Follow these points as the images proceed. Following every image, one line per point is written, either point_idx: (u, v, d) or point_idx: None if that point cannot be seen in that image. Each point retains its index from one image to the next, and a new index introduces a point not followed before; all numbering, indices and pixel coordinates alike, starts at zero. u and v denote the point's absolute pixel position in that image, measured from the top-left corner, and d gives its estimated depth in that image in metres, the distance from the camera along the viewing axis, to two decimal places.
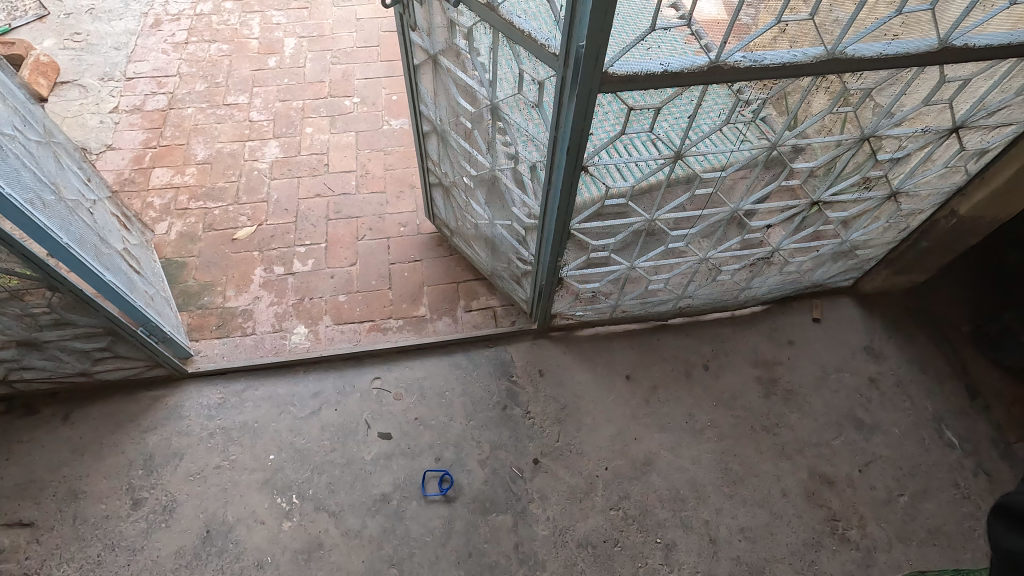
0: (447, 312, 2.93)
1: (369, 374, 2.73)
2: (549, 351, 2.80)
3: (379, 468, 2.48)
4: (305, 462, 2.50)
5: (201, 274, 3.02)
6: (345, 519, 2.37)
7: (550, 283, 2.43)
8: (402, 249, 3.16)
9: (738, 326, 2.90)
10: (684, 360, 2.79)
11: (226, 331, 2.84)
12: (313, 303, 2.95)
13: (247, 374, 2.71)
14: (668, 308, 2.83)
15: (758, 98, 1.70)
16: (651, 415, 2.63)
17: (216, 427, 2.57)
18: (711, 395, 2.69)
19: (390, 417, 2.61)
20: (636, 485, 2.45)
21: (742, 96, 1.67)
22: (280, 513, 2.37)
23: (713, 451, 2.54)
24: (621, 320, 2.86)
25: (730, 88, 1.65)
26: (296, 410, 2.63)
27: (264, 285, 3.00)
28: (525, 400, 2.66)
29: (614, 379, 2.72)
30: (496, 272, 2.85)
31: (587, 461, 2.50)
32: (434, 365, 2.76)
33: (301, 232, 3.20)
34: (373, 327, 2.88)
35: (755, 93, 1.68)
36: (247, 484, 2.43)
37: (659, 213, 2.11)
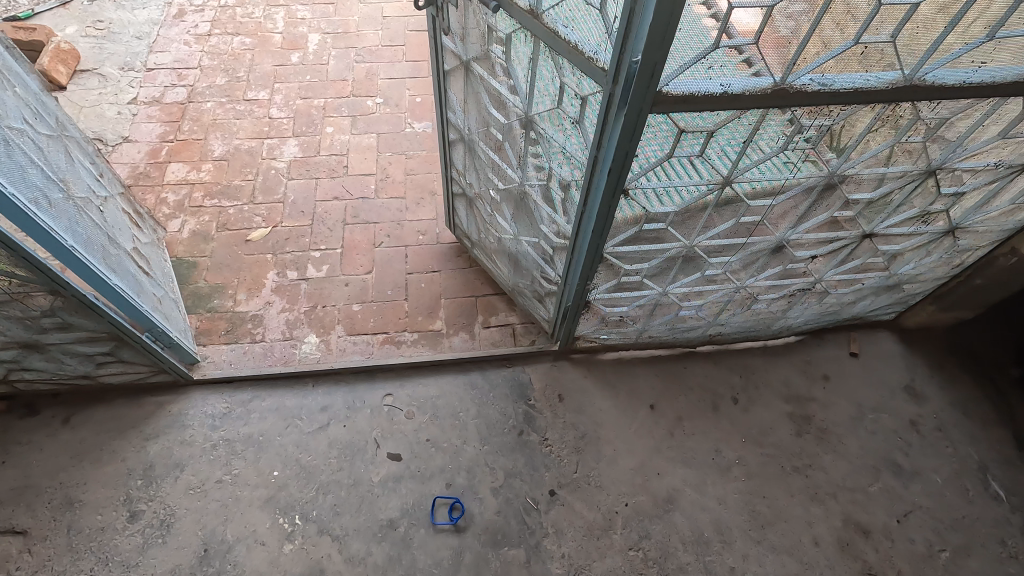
0: (464, 327, 2.81)
1: (380, 391, 2.62)
2: (569, 374, 2.67)
3: (387, 491, 2.37)
4: (311, 480, 2.39)
5: (212, 275, 2.92)
6: (349, 545, 2.25)
7: (577, 305, 2.30)
8: (420, 258, 3.04)
9: (770, 357, 2.74)
10: (712, 391, 2.64)
11: (234, 337, 2.74)
12: (326, 311, 2.84)
13: (253, 384, 2.61)
14: (697, 334, 2.68)
15: (822, 124, 1.55)
16: (674, 448, 2.48)
17: (220, 439, 2.46)
18: (740, 430, 2.54)
19: (401, 437, 2.50)
20: (658, 524, 2.31)
21: (805, 122, 1.53)
22: (281, 535, 2.26)
23: (740, 491, 2.39)
24: (646, 345, 2.72)
25: (793, 113, 1.51)
26: (304, 425, 2.52)
27: (276, 290, 2.90)
28: (542, 426, 2.53)
29: (637, 407, 2.58)
30: (517, 288, 2.72)
31: (606, 495, 2.36)
32: (448, 384, 2.64)
33: (317, 236, 3.09)
34: (386, 340, 2.76)
35: (819, 119, 1.53)
36: (249, 502, 2.33)
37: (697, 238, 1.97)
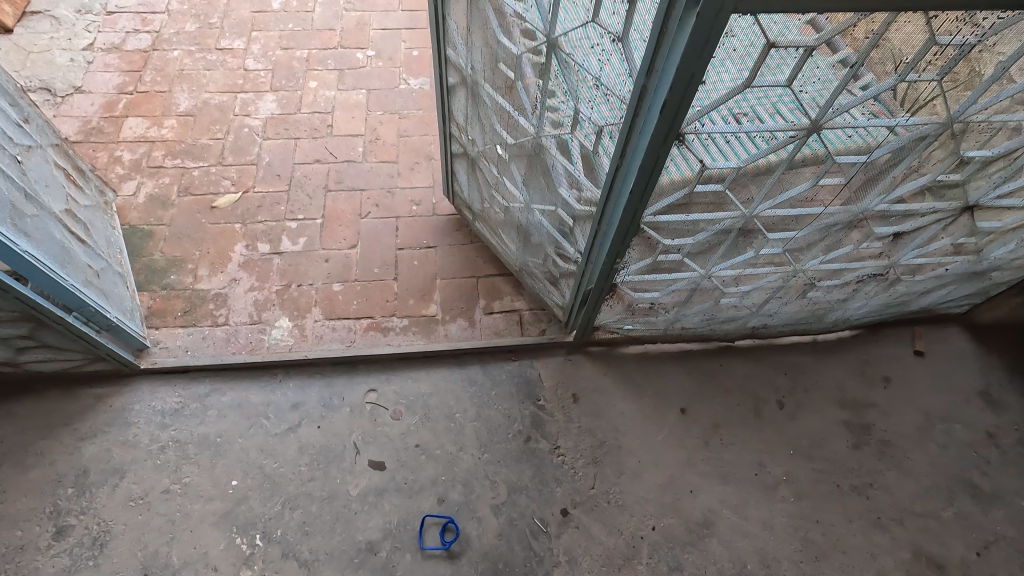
0: (463, 313, 2.40)
1: (363, 386, 2.22)
2: (585, 371, 2.27)
3: (367, 507, 1.98)
4: (276, 492, 1.99)
5: (170, 247, 2.50)
6: (319, 572, 1.87)
7: (600, 288, 1.89)
8: (413, 231, 2.62)
9: (821, 354, 2.33)
10: (754, 394, 2.24)
11: (192, 319, 2.33)
12: (302, 291, 2.43)
13: (212, 376, 2.21)
14: (736, 326, 2.27)
15: (961, 45, 1.13)
16: (710, 462, 2.09)
17: (169, 440, 2.06)
18: (787, 441, 2.15)
19: (385, 441, 2.11)
20: (692, 553, 1.93)
21: (940, 39, 1.10)
22: (238, 559, 1.88)
23: (788, 514, 2.01)
24: (676, 338, 2.31)
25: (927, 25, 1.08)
26: (270, 425, 2.12)
27: (244, 265, 2.48)
28: (553, 431, 2.13)
29: (665, 411, 2.19)
30: (526, 268, 2.31)
31: (628, 517, 1.98)
32: (442, 380, 2.24)
33: (293, 204, 2.67)
34: (371, 326, 2.36)
35: (959, 36, 1.11)
36: (200, 517, 1.94)
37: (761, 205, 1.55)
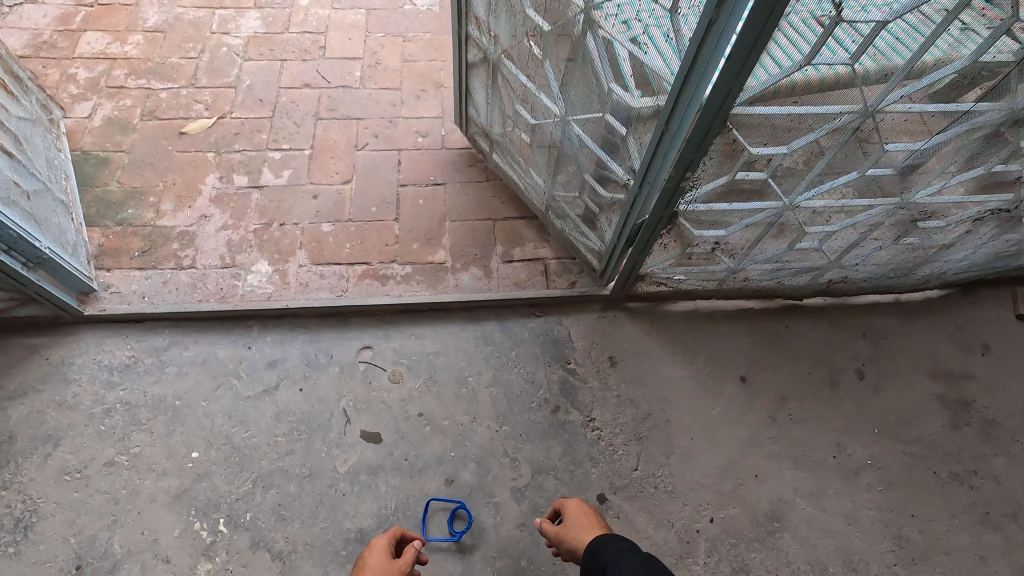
0: (477, 260, 2.01)
1: (355, 343, 1.83)
2: (624, 330, 1.88)
3: (358, 487, 1.60)
4: (246, 467, 1.62)
5: (128, 177, 2.10)
6: (297, 567, 1.50)
7: (657, 218, 1.49)
8: (418, 166, 2.22)
9: (905, 317, 1.95)
10: (827, 362, 1.86)
11: (152, 260, 1.94)
12: (284, 231, 2.03)
13: (173, 327, 1.82)
14: (809, 280, 1.88)
15: None
16: (778, 441, 1.71)
17: (116, 402, 1.68)
18: (870, 419, 1.76)
19: (382, 409, 1.72)
20: (759, 552, 1.55)
21: None
22: (195, 549, 1.50)
23: (876, 507, 1.63)
24: (734, 294, 1.92)
25: None
26: (241, 387, 1.74)
27: (216, 200, 2.08)
28: (586, 401, 1.75)
29: (721, 380, 1.80)
30: (556, 204, 1.91)
31: (680, 506, 1.60)
32: (452, 338, 1.85)
33: (277, 133, 2.26)
34: (367, 273, 1.96)
35: None
36: (151, 497, 1.56)
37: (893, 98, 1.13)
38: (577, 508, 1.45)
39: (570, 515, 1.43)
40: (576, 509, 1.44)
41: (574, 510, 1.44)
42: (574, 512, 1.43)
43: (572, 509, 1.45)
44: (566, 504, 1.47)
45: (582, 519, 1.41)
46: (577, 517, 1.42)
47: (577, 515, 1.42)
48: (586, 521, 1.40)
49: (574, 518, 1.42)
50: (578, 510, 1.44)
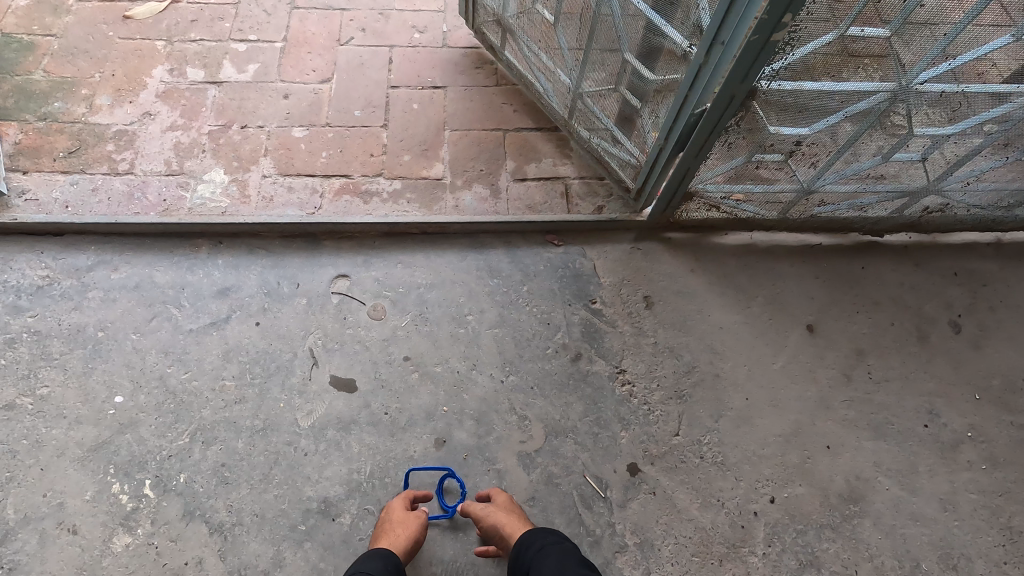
0: (482, 176, 1.63)
1: (327, 270, 1.47)
2: (663, 265, 1.51)
3: (323, 446, 1.26)
4: (183, 417, 1.27)
5: (56, 65, 1.71)
6: (241, 544, 1.16)
7: (729, 94, 1.11)
8: (413, 66, 1.82)
9: (1010, 260, 1.57)
10: (915, 311, 1.49)
11: (79, 164, 1.56)
12: (246, 135, 1.65)
13: (101, 244, 1.46)
14: (897, 209, 1.50)
15: None
16: (855, 405, 1.36)
17: (21, 332, 1.33)
18: (970, 381, 1.41)
19: (358, 351, 1.37)
20: (833, 543, 1.21)
21: None
22: (111, 518, 1.17)
23: (980, 490, 1.28)
24: (801, 225, 1.55)
25: None
26: (182, 319, 1.38)
27: (163, 96, 1.69)
28: (614, 349, 1.39)
29: (783, 329, 1.44)
30: (584, 106, 1.53)
31: (733, 481, 1.26)
32: (449, 268, 1.49)
33: (243, 21, 1.86)
34: (346, 187, 1.58)
35: None
36: (58, 450, 1.22)
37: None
38: (510, 499, 1.18)
39: (496, 505, 1.16)
40: (508, 501, 1.17)
41: (503, 501, 1.17)
42: (504, 503, 1.17)
43: (501, 498, 1.18)
44: (496, 492, 1.19)
45: (514, 512, 1.15)
46: (507, 509, 1.15)
47: (508, 508, 1.16)
48: (519, 515, 1.15)
49: (501, 510, 1.15)
50: (510, 502, 1.18)
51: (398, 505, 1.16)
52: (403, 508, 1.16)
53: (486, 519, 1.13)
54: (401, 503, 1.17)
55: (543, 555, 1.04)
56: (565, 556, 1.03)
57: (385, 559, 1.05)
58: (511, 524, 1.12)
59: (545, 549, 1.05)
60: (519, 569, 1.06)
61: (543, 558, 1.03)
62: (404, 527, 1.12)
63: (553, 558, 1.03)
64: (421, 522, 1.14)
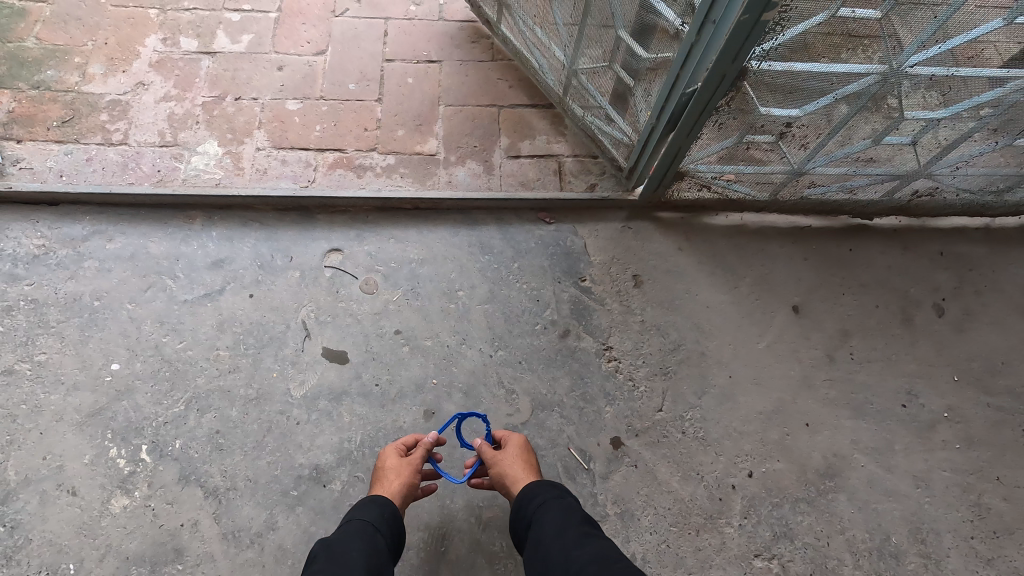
0: (477, 152, 1.63)
1: (320, 244, 1.48)
2: (654, 244, 1.53)
3: (316, 416, 1.29)
4: (178, 385, 1.30)
5: (49, 32, 1.70)
6: (234, 508, 1.20)
7: (719, 74, 1.11)
8: (408, 39, 1.80)
9: (998, 245, 1.58)
10: (900, 293, 1.51)
11: (73, 133, 1.57)
12: (239, 107, 1.65)
13: (96, 214, 1.47)
14: (887, 192, 1.51)
15: None
16: (837, 385, 1.39)
17: (19, 300, 1.35)
18: (951, 362, 1.44)
19: (349, 323, 1.40)
20: (807, 516, 1.25)
21: None
22: (108, 481, 1.21)
23: (955, 468, 1.32)
24: (792, 207, 1.56)
25: None
26: (177, 289, 1.40)
27: (157, 65, 1.68)
28: (602, 326, 1.42)
29: (769, 310, 1.47)
30: (578, 83, 1.52)
31: (713, 456, 1.30)
32: (441, 244, 1.51)
33: None
34: (339, 162, 1.59)
35: None
36: (57, 415, 1.26)
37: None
38: (520, 446, 1.17)
39: (507, 454, 1.15)
40: (519, 450, 1.16)
41: (512, 449, 1.16)
42: (515, 452, 1.15)
43: (511, 446, 1.17)
44: (511, 439, 1.18)
45: (522, 462, 1.13)
46: (516, 458, 1.14)
47: (515, 458, 1.14)
48: (525, 464, 1.13)
49: (509, 459, 1.13)
50: (521, 450, 1.16)
51: (392, 451, 1.17)
52: (397, 457, 1.16)
53: (495, 460, 1.14)
54: (393, 448, 1.18)
55: (544, 509, 0.99)
56: (566, 512, 0.97)
57: (382, 506, 1.04)
58: (518, 472, 1.12)
59: (546, 504, 1.00)
60: (521, 521, 1.03)
61: (544, 514, 0.99)
62: (397, 475, 1.12)
63: (554, 514, 0.98)
64: (416, 467, 1.15)
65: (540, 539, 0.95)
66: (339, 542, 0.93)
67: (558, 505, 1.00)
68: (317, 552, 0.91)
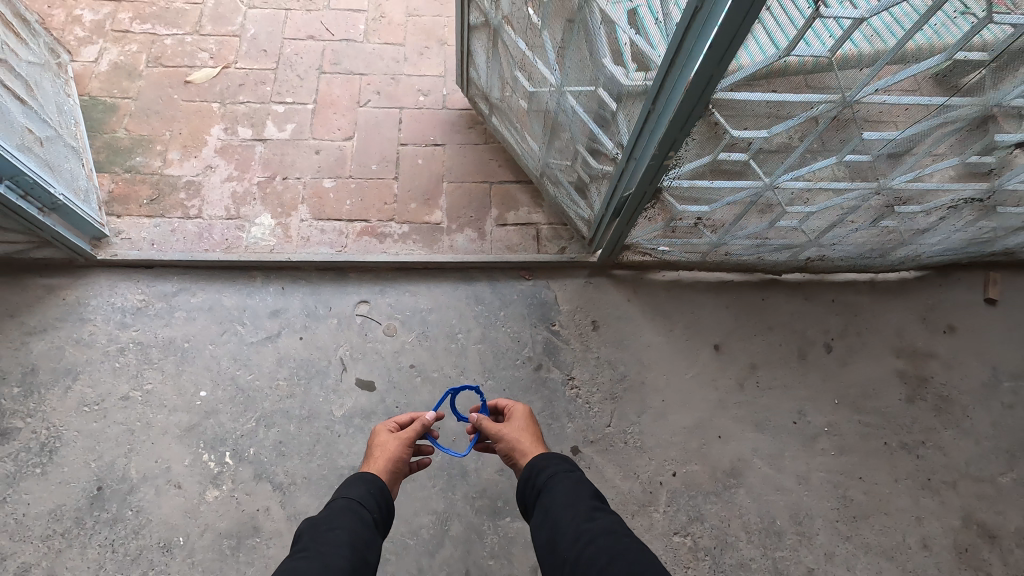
0: (472, 221, 2.08)
1: (352, 297, 1.93)
2: (609, 295, 1.98)
3: (352, 430, 1.74)
4: (249, 407, 1.75)
5: (136, 124, 2.15)
6: (295, 498, 1.65)
7: (642, 193, 1.56)
8: (419, 126, 2.26)
9: (878, 296, 2.04)
10: (799, 334, 1.96)
11: (160, 209, 2.02)
12: (287, 185, 2.10)
13: (182, 274, 1.92)
14: (788, 257, 1.95)
15: None
16: (744, 406, 1.84)
17: (129, 342, 1.81)
18: (833, 388, 1.88)
19: (375, 358, 1.85)
20: (715, 504, 1.70)
21: None
22: (203, 478, 1.66)
23: (829, 469, 1.77)
24: (717, 266, 2.01)
25: None
26: (245, 333, 1.85)
27: (221, 151, 2.14)
28: (567, 361, 1.87)
29: (696, 348, 1.91)
30: (550, 171, 1.97)
31: (647, 460, 1.75)
32: (444, 296, 1.96)
33: (282, 85, 2.29)
34: (366, 231, 2.04)
35: None
36: (163, 429, 1.71)
37: (924, 36, 1.06)
38: (528, 420, 1.37)
39: (516, 428, 1.34)
40: (524, 423, 1.36)
41: (520, 424, 1.36)
42: (521, 426, 1.35)
43: (520, 421, 1.37)
44: (516, 412, 1.40)
45: (527, 434, 1.33)
46: (522, 431, 1.33)
47: (521, 430, 1.34)
48: (531, 436, 1.33)
49: (520, 431, 1.33)
50: (526, 424, 1.36)
51: (385, 436, 1.36)
52: (390, 437, 1.35)
53: (503, 434, 1.33)
54: (386, 429, 1.39)
55: (555, 481, 1.15)
56: (576, 485, 1.13)
57: (366, 484, 1.19)
58: (526, 444, 1.30)
59: (557, 477, 1.16)
60: (532, 489, 1.19)
61: (554, 485, 1.14)
62: (383, 453, 1.30)
63: (564, 485, 1.14)
64: (404, 442, 1.34)
65: (550, 507, 1.12)
66: (322, 520, 1.08)
67: (567, 478, 1.16)
68: (302, 530, 1.05)
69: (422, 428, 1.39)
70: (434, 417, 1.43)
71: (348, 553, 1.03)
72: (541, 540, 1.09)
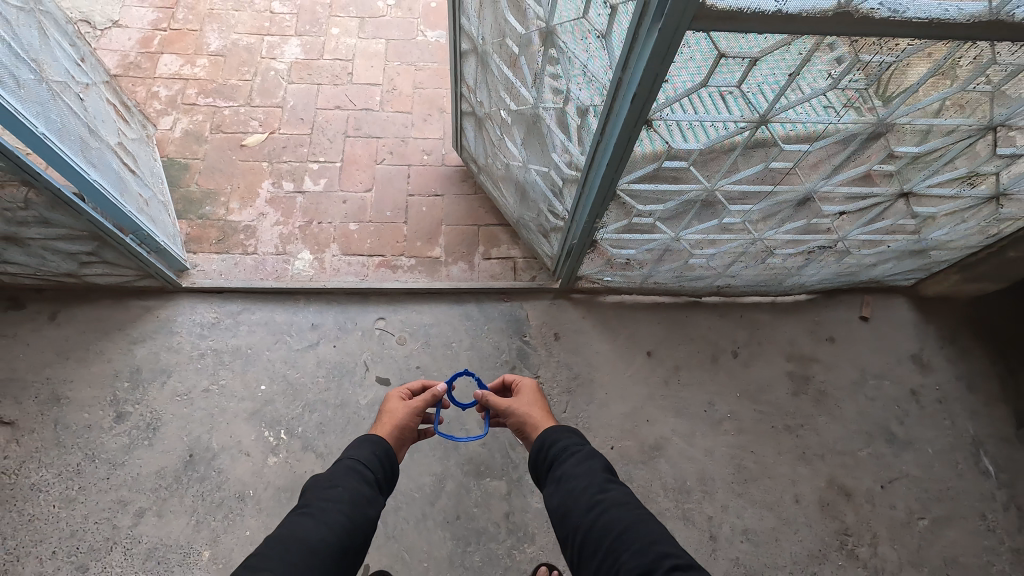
0: (464, 256, 2.70)
1: (373, 315, 2.55)
2: (568, 313, 2.59)
3: (373, 414, 2.35)
4: (297, 397, 2.37)
5: (204, 180, 2.78)
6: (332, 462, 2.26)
7: (583, 242, 2.18)
8: (423, 179, 2.88)
9: (777, 313, 2.64)
10: (713, 343, 2.56)
11: (226, 247, 2.64)
12: (321, 228, 2.72)
13: (244, 297, 2.54)
14: (704, 284, 2.56)
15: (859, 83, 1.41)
16: (668, 398, 2.44)
17: (207, 349, 2.42)
18: (737, 384, 2.49)
19: (390, 361, 2.46)
20: (641, 469, 2.30)
21: (853, 66, 1.34)
22: (265, 448, 2.27)
23: (729, 445, 2.37)
24: (651, 291, 2.62)
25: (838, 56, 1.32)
26: (293, 342, 2.47)
27: (270, 201, 2.76)
28: (535, 363, 2.47)
29: (633, 354, 2.52)
30: (523, 220, 2.58)
31: (593, 437, 2.35)
32: (443, 314, 2.57)
33: (316, 147, 2.92)
34: (383, 264, 2.66)
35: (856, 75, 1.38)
36: (235, 413, 2.32)
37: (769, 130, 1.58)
38: (537, 396, 1.77)
39: (531, 403, 1.75)
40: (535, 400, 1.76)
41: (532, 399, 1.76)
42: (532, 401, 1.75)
43: (531, 396, 1.78)
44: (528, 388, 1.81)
45: (540, 409, 1.72)
46: (534, 407, 1.73)
47: (533, 406, 1.73)
48: (542, 412, 1.72)
49: (533, 407, 1.73)
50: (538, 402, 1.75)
51: (398, 405, 1.77)
52: (401, 410, 1.77)
53: (516, 407, 1.73)
54: (397, 396, 1.85)
55: (568, 456, 1.45)
56: (586, 461, 1.42)
57: (368, 450, 1.53)
58: (538, 417, 1.69)
59: (569, 452, 1.46)
60: (545, 459, 1.49)
61: (567, 460, 1.44)
62: (389, 421, 1.73)
63: (575, 461, 1.43)
64: (408, 413, 1.77)
65: (562, 477, 1.41)
66: (326, 481, 1.40)
67: (575, 453, 1.46)
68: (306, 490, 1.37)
69: (430, 400, 1.83)
70: (445, 389, 1.89)
71: (344, 507, 1.36)
72: (553, 503, 1.38)
